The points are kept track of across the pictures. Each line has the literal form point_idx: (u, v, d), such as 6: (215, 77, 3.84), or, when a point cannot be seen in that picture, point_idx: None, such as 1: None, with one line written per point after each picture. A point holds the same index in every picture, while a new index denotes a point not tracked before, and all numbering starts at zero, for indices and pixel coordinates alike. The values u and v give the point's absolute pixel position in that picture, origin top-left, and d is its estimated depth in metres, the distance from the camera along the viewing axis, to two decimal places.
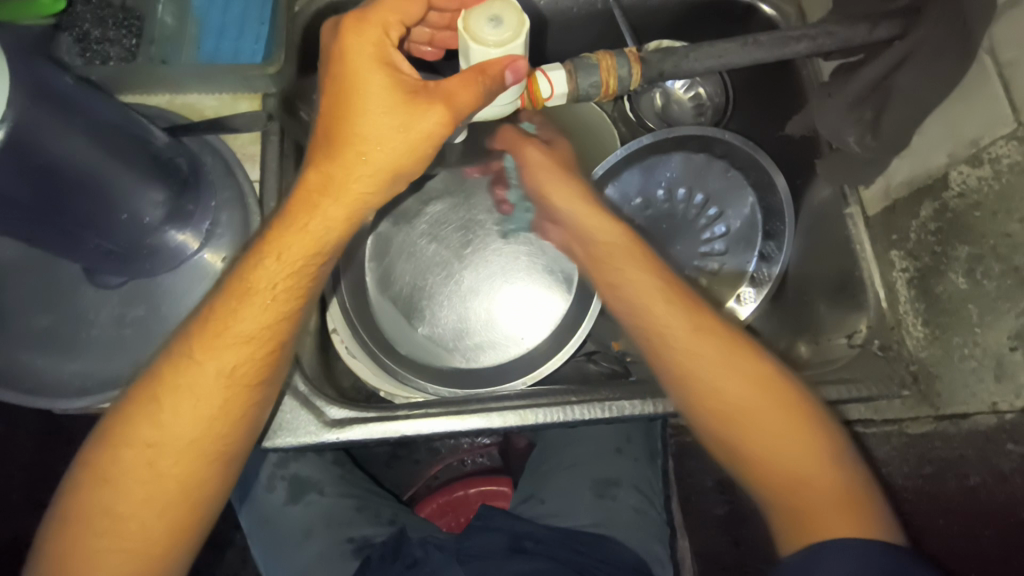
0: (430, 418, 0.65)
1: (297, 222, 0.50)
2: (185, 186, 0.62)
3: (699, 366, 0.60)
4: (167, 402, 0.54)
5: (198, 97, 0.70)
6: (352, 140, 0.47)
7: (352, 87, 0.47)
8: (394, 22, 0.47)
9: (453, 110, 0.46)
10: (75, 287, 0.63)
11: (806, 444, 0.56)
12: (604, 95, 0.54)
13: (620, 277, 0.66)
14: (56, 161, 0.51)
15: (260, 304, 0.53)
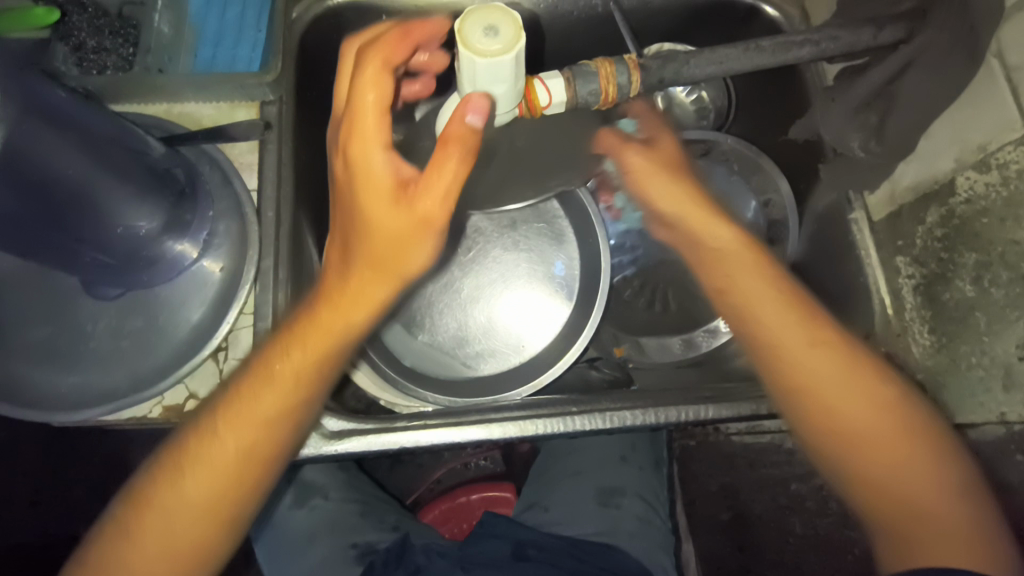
0: (430, 429, 0.65)
1: (321, 321, 0.52)
2: (182, 197, 0.62)
3: (813, 381, 0.56)
4: (189, 470, 0.54)
5: (195, 105, 0.70)
6: (359, 249, 0.49)
7: (359, 210, 0.47)
8: (377, 109, 0.45)
9: (431, 228, 0.47)
10: (74, 299, 0.63)
11: (925, 472, 0.54)
12: (603, 102, 0.53)
13: (737, 286, 0.59)
14: (50, 176, 0.51)
15: (282, 389, 0.54)
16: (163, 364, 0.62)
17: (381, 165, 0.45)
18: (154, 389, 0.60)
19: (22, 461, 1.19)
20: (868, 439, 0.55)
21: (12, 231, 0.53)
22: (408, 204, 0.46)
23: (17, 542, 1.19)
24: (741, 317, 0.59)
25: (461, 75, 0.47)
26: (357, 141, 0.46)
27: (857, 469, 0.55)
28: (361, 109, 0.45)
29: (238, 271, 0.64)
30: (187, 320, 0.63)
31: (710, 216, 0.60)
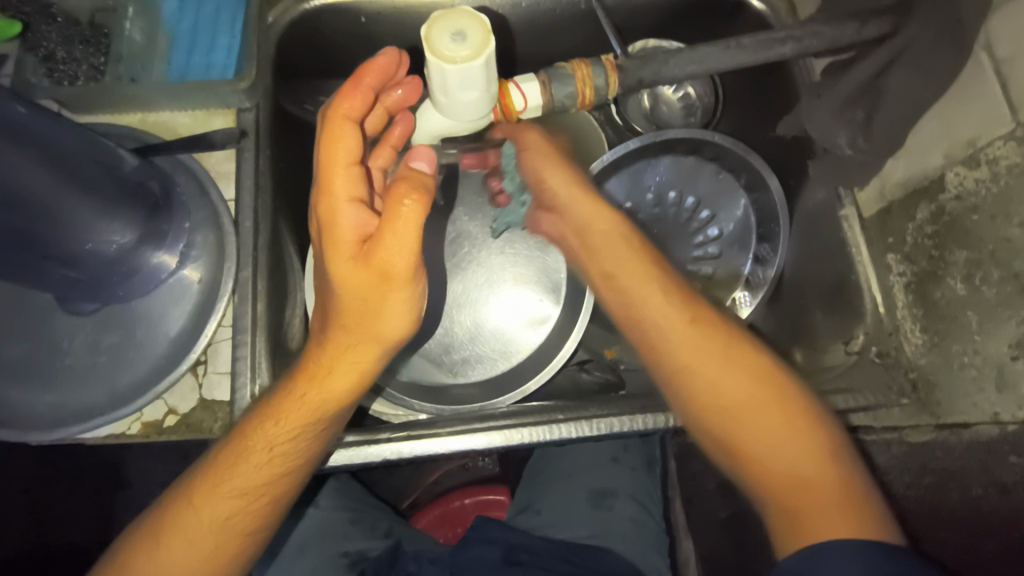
0: (414, 440, 0.64)
1: (300, 398, 0.52)
2: (156, 210, 0.61)
3: (683, 359, 0.56)
4: (164, 541, 0.53)
5: (170, 114, 0.68)
6: (337, 316, 0.49)
7: (330, 272, 0.48)
8: (347, 163, 0.47)
9: (399, 286, 0.46)
10: (49, 315, 0.62)
11: (801, 446, 0.51)
12: (581, 105, 0.52)
13: (614, 271, 0.61)
14: (8, 191, 0.50)
15: (257, 461, 0.53)
16: (142, 380, 0.61)
17: (348, 220, 0.47)
18: (132, 405, 0.59)
19: (16, 473, 1.19)
20: (750, 415, 0.53)
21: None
22: (371, 266, 0.46)
23: (12, 555, 1.18)
24: (629, 308, 0.60)
25: (432, 81, 0.45)
26: (329, 194, 0.47)
27: (735, 444, 0.53)
28: (331, 160, 0.46)
29: (217, 283, 0.63)
30: (165, 334, 0.62)
31: (603, 207, 0.63)
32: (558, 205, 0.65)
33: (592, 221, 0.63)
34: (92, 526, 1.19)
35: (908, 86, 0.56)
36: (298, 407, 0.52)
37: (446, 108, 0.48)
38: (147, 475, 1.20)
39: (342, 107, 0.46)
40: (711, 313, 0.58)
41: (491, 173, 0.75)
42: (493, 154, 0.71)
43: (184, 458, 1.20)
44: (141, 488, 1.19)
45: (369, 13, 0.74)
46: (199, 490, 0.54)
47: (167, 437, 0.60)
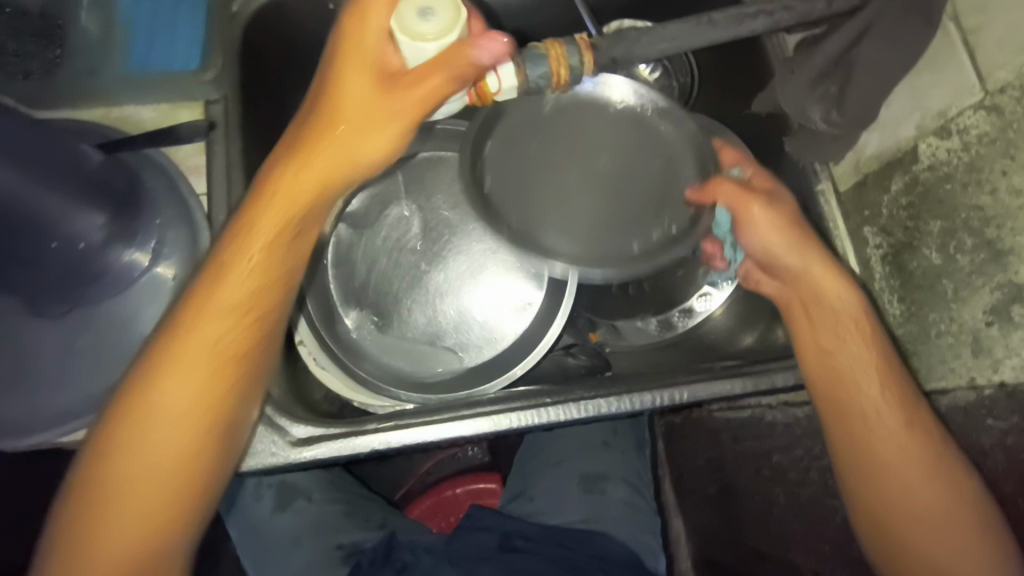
0: (401, 429, 0.63)
1: (259, 225, 0.49)
2: (123, 207, 0.59)
3: (879, 458, 0.56)
4: (122, 445, 0.50)
5: (133, 107, 0.66)
6: (332, 115, 0.46)
7: (341, 85, 0.46)
8: (384, 9, 0.45)
9: (422, 102, 0.45)
10: (16, 319, 0.60)
11: (966, 555, 0.53)
12: (555, 86, 0.51)
13: (826, 343, 0.59)
14: None
15: (223, 323, 0.51)
16: (121, 382, 0.60)
17: (358, 78, 0.46)
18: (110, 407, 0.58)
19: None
20: (931, 533, 0.55)
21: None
22: (365, 121, 0.46)
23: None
24: (835, 391, 0.58)
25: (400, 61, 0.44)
26: (360, 54, 0.45)
27: (883, 530, 0.56)
28: (363, 37, 0.45)
29: (192, 279, 0.62)
30: (140, 334, 0.61)
31: (772, 213, 0.59)
32: (767, 258, 0.60)
33: (811, 310, 0.59)
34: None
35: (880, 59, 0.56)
36: (221, 312, 0.50)
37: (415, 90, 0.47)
38: None
39: (377, 21, 0.45)
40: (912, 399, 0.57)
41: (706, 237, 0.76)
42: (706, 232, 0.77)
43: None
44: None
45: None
46: (131, 416, 0.50)
47: None
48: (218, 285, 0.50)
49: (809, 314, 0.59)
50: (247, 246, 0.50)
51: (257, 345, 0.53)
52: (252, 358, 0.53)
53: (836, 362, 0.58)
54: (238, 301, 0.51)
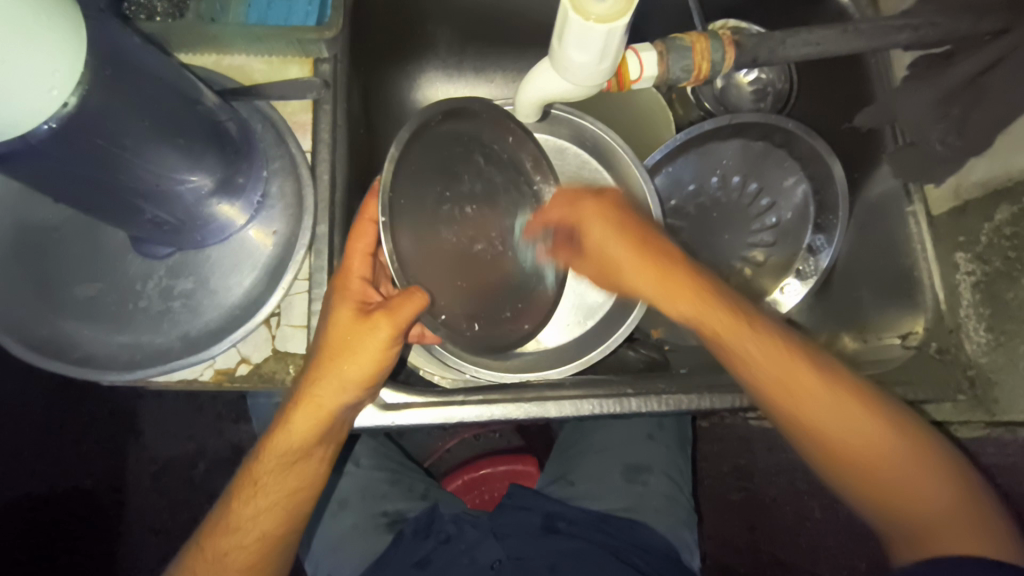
0: (487, 404, 0.64)
1: (312, 394, 0.56)
2: (237, 156, 0.60)
3: (763, 366, 0.55)
4: (236, 516, 0.58)
5: (246, 58, 0.66)
6: (339, 363, 0.55)
7: (332, 313, 0.56)
8: (364, 256, 0.58)
9: (396, 323, 0.55)
10: (120, 255, 0.60)
11: (928, 477, 0.52)
12: (694, 79, 0.51)
13: (770, 375, 0.55)
14: (116, 129, 0.48)
15: (293, 441, 0.57)
16: (217, 328, 0.60)
17: (343, 310, 0.56)
18: (207, 352, 0.59)
19: (30, 414, 1.18)
20: (864, 448, 0.53)
21: (66, 184, 0.49)
22: (348, 345, 0.55)
23: (25, 494, 1.18)
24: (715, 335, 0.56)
25: (560, 37, 0.44)
26: (346, 291, 0.57)
27: (858, 485, 0.54)
28: (349, 282, 0.58)
29: (291, 235, 0.62)
30: (238, 284, 0.62)
31: (622, 235, 0.59)
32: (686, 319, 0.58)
33: (712, 315, 0.56)
34: (105, 470, 1.19)
35: (1013, 86, 0.55)
36: (279, 464, 0.58)
37: (565, 67, 0.47)
38: (163, 423, 1.20)
39: (359, 246, 0.58)
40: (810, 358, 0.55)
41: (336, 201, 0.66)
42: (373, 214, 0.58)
43: (199, 409, 1.20)
44: (154, 438, 1.20)
45: None
46: (236, 493, 0.59)
47: (239, 385, 0.60)
48: (274, 435, 0.58)
49: (704, 339, 0.57)
50: (298, 404, 0.56)
51: (311, 484, 0.59)
52: (298, 502, 0.59)
53: (727, 346, 0.56)
54: (296, 455, 0.58)
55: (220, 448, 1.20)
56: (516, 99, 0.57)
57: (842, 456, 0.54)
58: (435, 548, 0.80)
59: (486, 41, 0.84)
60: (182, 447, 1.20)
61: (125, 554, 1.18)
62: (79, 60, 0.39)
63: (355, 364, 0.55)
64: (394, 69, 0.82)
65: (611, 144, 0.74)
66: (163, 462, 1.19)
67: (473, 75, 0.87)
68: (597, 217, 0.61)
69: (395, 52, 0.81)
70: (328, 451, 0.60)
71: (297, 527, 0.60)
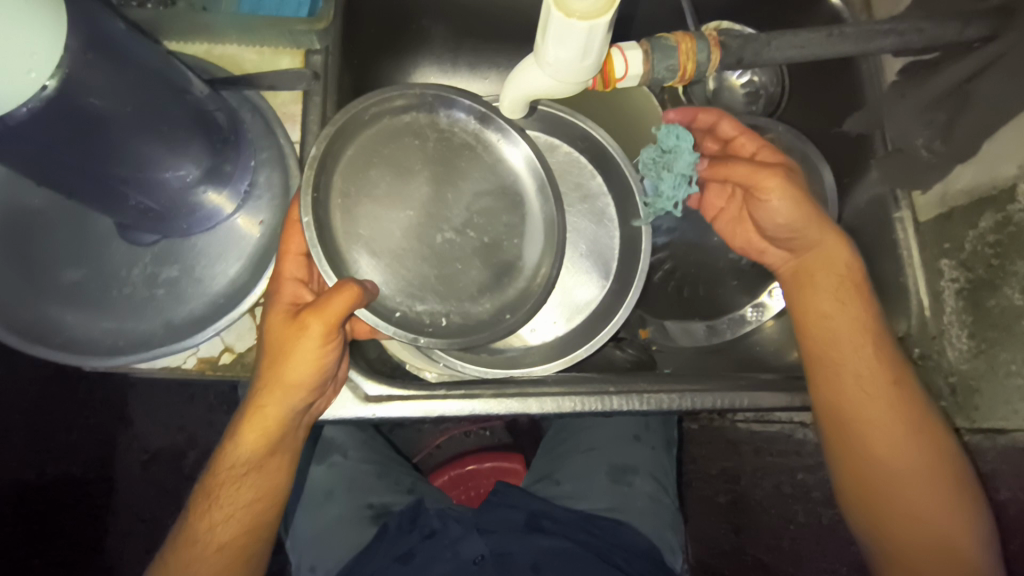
0: (468, 400, 0.64)
1: (261, 399, 0.55)
2: (226, 145, 0.60)
3: (850, 368, 0.61)
4: (199, 531, 0.56)
5: (238, 48, 0.67)
6: (281, 370, 0.54)
7: (267, 321, 0.56)
8: (294, 258, 0.57)
9: (325, 320, 0.52)
10: (107, 241, 0.61)
11: (948, 517, 0.58)
12: (679, 79, 0.52)
13: (845, 388, 0.61)
14: (98, 113, 0.48)
15: (243, 448, 0.56)
16: (200, 317, 0.60)
17: (275, 316, 0.55)
18: (191, 340, 0.59)
19: (20, 401, 1.18)
20: (896, 478, 0.60)
21: (53, 167, 0.49)
22: (284, 352, 0.54)
23: (14, 481, 1.18)
24: (813, 335, 0.63)
25: (542, 34, 0.45)
26: (280, 300, 0.56)
27: (883, 507, 0.60)
28: (282, 286, 0.57)
29: (277, 225, 0.63)
30: (224, 273, 0.62)
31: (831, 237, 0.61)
32: (790, 231, 0.62)
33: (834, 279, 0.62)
34: (95, 458, 1.19)
35: (999, 92, 0.56)
36: (233, 475, 0.56)
37: (548, 64, 0.47)
38: (152, 414, 1.20)
39: (289, 248, 0.57)
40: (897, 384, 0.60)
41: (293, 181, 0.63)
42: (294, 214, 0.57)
43: (189, 400, 1.21)
44: (144, 427, 1.20)
45: None
46: (196, 504, 0.58)
47: (222, 374, 0.61)
48: (228, 446, 0.57)
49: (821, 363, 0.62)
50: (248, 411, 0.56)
51: (270, 490, 0.58)
52: (262, 508, 0.58)
53: (837, 360, 0.61)
54: (248, 465, 0.57)
55: (208, 440, 1.20)
56: (502, 97, 0.57)
57: (877, 477, 0.60)
58: (418, 543, 0.80)
59: (480, 38, 0.85)
60: (171, 437, 1.20)
61: (113, 542, 1.18)
62: (61, 41, 0.39)
63: (292, 370, 0.54)
64: (389, 63, 0.83)
65: (600, 141, 0.73)
66: (152, 452, 1.20)
67: (467, 71, 0.87)
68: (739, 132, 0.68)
69: (388, 47, 0.81)
70: (285, 458, 0.59)
71: (263, 531, 0.59)
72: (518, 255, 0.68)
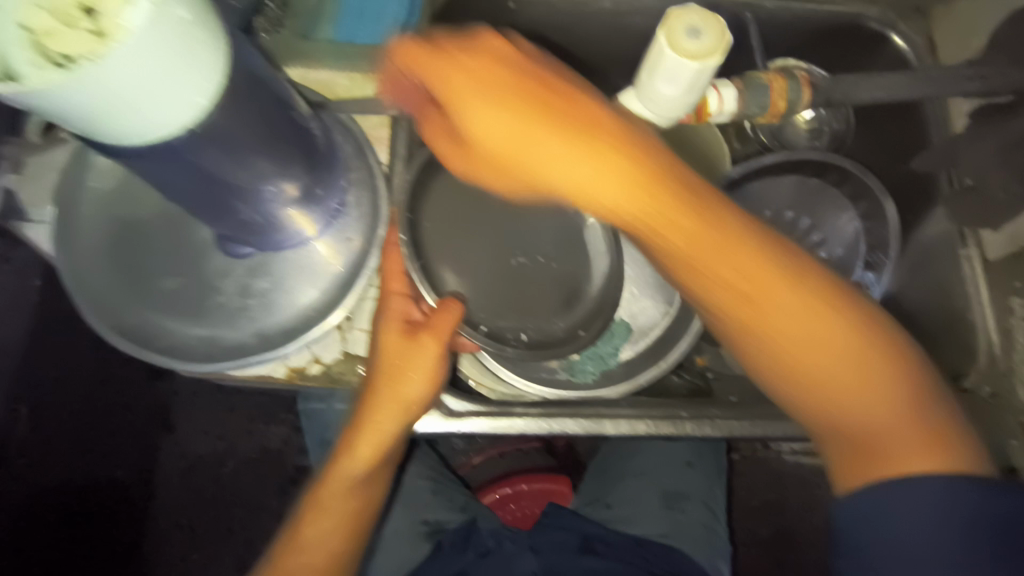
0: (548, 418, 0.65)
1: (379, 413, 0.57)
2: (322, 164, 0.62)
3: (707, 253, 0.45)
4: (305, 543, 0.57)
5: (329, 73, 0.70)
6: (400, 386, 0.56)
7: (378, 338, 0.58)
8: (397, 277, 0.60)
9: (443, 338, 0.57)
10: (205, 253, 0.63)
11: (883, 388, 0.46)
12: (769, 115, 0.54)
13: (717, 292, 0.47)
14: (244, 137, 0.50)
15: (357, 460, 0.58)
16: (289, 329, 0.62)
17: (390, 333, 0.57)
18: (282, 350, 0.61)
19: (64, 403, 1.16)
20: (824, 375, 0.47)
21: (192, 181, 0.51)
22: (401, 368, 0.57)
23: (53, 484, 1.15)
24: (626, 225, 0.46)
25: (649, 70, 0.47)
26: (389, 318, 0.58)
27: (824, 417, 0.48)
28: (391, 303, 0.59)
29: (365, 243, 0.65)
30: (311, 288, 0.64)
31: (603, 170, 0.44)
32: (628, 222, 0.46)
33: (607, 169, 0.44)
34: (138, 460, 1.21)
35: None
36: (344, 488, 0.58)
37: (651, 98, 0.49)
38: (197, 422, 1.23)
39: (391, 267, 0.60)
40: (773, 259, 0.46)
41: (374, 197, 0.66)
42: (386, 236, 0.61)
43: (230, 411, 1.24)
44: (186, 433, 1.23)
45: None
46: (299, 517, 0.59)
47: (308, 383, 0.63)
48: (338, 460, 0.58)
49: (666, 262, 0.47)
50: (365, 424, 0.57)
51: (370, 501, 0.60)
52: (363, 517, 0.60)
53: (650, 236, 0.45)
54: (360, 477, 0.58)
55: (248, 449, 1.23)
56: None
57: (815, 393, 0.48)
58: (475, 562, 0.80)
59: None
60: (211, 444, 1.23)
61: (151, 545, 1.20)
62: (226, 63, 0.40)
63: (412, 387, 0.56)
64: None
65: None
66: (192, 459, 1.22)
67: None
68: (418, 63, 0.45)
69: None
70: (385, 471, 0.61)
71: (362, 542, 0.60)
72: (592, 287, 0.73)
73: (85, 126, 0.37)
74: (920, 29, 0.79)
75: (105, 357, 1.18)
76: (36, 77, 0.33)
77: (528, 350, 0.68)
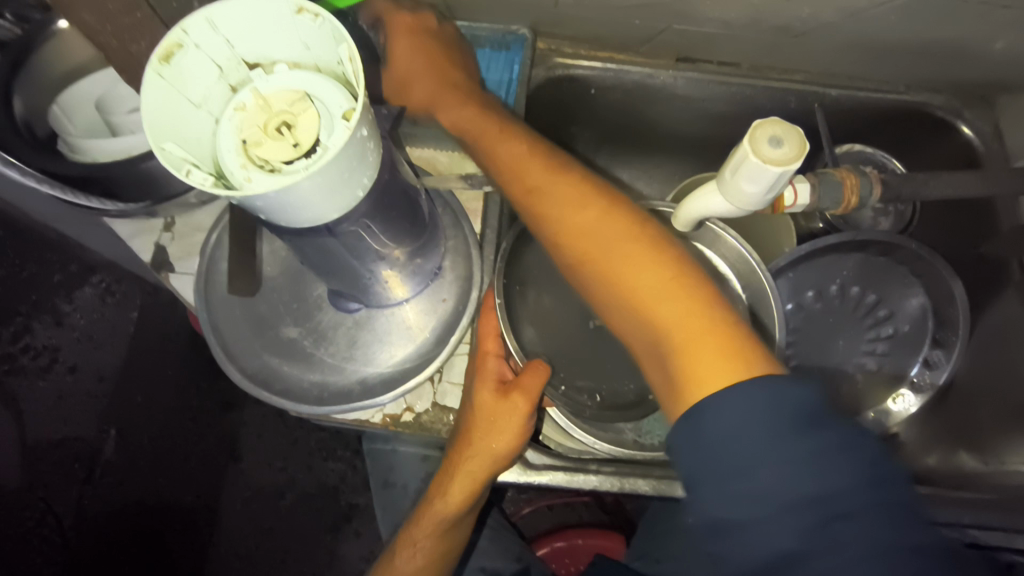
0: (621, 476, 0.69)
1: (469, 461, 0.65)
2: (431, 234, 0.70)
3: (582, 210, 0.56)
4: (403, 562, 0.69)
5: (432, 152, 0.79)
6: (489, 440, 0.64)
7: (473, 393, 0.66)
8: (492, 337, 0.67)
9: (531, 400, 0.64)
10: (321, 307, 0.72)
11: (658, 296, 0.50)
12: (840, 208, 0.61)
13: (568, 237, 0.56)
14: (384, 225, 0.59)
15: (448, 499, 0.67)
16: (388, 380, 0.69)
17: (485, 392, 0.65)
18: (381, 399, 0.68)
19: (147, 427, 1.25)
20: (648, 291, 0.51)
21: (333, 259, 0.60)
22: (494, 424, 0.64)
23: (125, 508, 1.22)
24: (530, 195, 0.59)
25: (734, 171, 0.53)
26: (484, 377, 0.66)
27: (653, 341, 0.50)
28: (486, 363, 0.66)
29: (458, 304, 0.72)
30: (409, 343, 0.71)
31: (554, 177, 0.58)
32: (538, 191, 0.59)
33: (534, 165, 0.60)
34: (206, 487, 1.24)
35: None
36: (437, 522, 0.68)
37: (733, 193, 0.55)
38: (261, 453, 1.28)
39: (488, 331, 0.68)
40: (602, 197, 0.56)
41: (466, 263, 0.73)
42: (486, 300, 0.68)
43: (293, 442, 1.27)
44: (252, 464, 1.25)
45: (599, 85, 0.83)
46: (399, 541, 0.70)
47: (402, 430, 0.70)
48: (435, 497, 0.68)
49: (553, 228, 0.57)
50: (456, 468, 0.66)
51: (458, 533, 0.70)
52: (450, 546, 0.70)
53: (545, 198, 0.57)
54: (452, 514, 0.68)
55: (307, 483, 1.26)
56: (675, 213, 0.66)
57: (623, 308, 0.52)
58: None
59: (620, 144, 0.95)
60: (272, 477, 1.25)
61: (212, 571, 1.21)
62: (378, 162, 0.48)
63: (500, 442, 0.64)
64: None
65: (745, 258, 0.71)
66: (255, 488, 1.25)
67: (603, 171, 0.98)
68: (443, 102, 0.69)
69: None
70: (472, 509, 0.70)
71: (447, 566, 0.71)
72: None
73: (280, 218, 0.45)
74: (987, 118, 0.82)
75: (184, 386, 1.26)
76: (264, 180, 0.41)
77: (602, 411, 0.73)
